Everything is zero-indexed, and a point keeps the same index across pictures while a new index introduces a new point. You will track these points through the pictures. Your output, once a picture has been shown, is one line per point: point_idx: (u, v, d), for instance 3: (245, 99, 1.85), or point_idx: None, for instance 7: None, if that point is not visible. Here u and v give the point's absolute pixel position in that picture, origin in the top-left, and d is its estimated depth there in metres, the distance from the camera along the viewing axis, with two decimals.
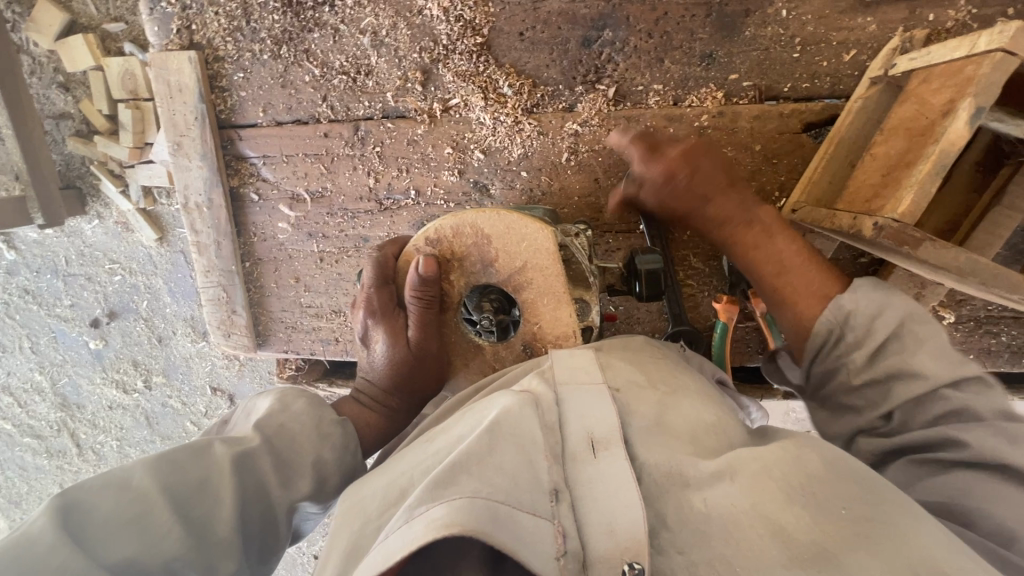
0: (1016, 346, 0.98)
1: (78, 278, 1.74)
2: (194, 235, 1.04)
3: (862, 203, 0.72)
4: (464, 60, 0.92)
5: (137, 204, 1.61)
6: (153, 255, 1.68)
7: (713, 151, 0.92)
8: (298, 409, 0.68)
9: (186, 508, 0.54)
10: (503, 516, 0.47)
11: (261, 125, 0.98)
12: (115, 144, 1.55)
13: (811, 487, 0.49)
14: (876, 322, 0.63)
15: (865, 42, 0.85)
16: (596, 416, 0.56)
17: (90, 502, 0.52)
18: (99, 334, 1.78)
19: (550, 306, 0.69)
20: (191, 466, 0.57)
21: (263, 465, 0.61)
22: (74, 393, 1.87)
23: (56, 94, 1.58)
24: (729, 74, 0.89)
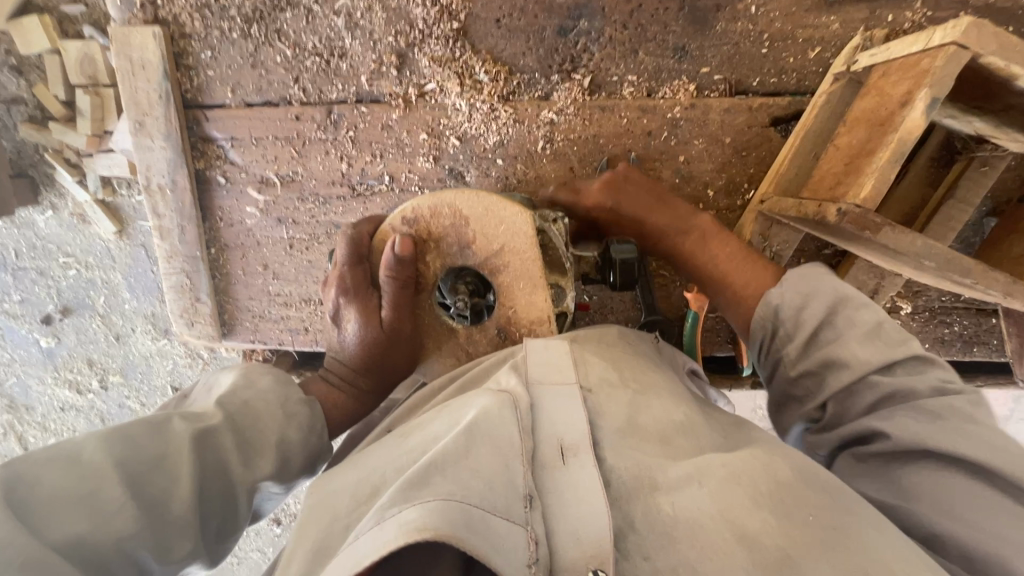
0: (966, 335, 1.03)
1: (28, 272, 1.66)
2: (156, 220, 1.00)
3: (827, 190, 0.75)
4: (441, 45, 0.91)
5: (95, 195, 1.53)
6: (110, 249, 1.60)
7: (684, 143, 0.93)
8: (264, 385, 0.67)
9: (141, 486, 0.51)
10: (478, 523, 0.45)
11: (230, 106, 0.96)
12: (71, 131, 1.47)
13: (777, 492, 0.50)
14: (805, 312, 0.65)
15: (829, 40, 0.89)
16: (568, 419, 0.56)
17: (32, 477, 0.48)
18: (50, 331, 1.69)
19: (525, 291, 0.68)
20: (145, 441, 0.54)
21: (225, 442, 0.59)
22: (23, 394, 1.77)
23: (7, 78, 1.50)
24: (700, 67, 0.91)
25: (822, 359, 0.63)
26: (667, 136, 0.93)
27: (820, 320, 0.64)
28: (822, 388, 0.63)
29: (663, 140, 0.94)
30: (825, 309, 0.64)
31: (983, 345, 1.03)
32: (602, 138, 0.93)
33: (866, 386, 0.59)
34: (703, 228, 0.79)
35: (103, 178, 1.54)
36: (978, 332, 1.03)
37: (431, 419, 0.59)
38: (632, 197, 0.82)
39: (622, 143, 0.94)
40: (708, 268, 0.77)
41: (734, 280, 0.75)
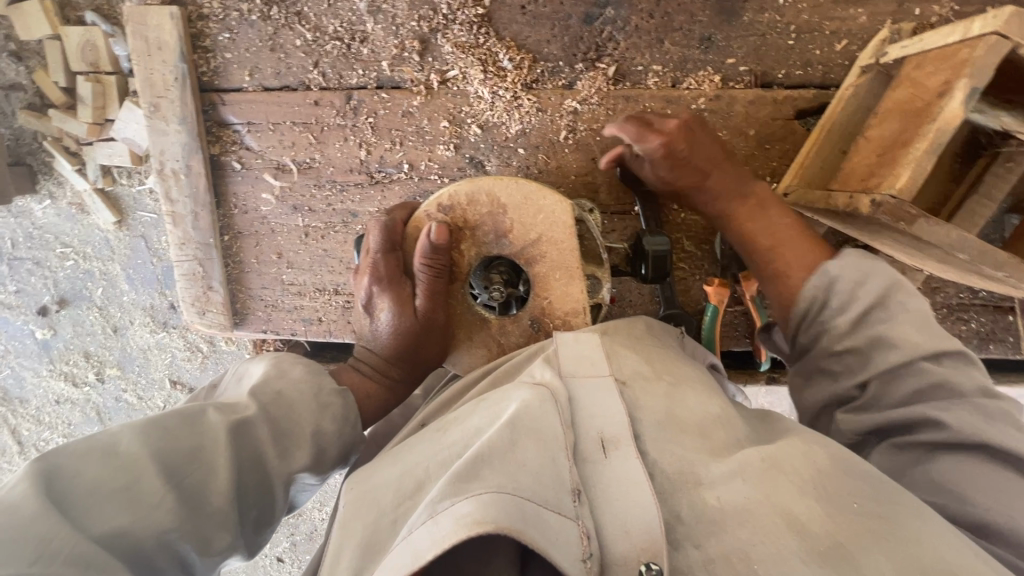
0: (984, 333, 1.03)
1: (26, 262, 1.63)
2: (168, 205, 0.98)
3: (858, 181, 0.75)
4: (464, 31, 0.90)
5: (95, 184, 1.51)
6: (110, 239, 1.58)
7: (709, 134, 0.93)
8: (296, 375, 0.64)
9: (179, 478, 0.50)
10: (531, 516, 0.45)
11: (247, 90, 0.94)
12: (73, 120, 1.45)
13: (822, 482, 0.49)
14: (860, 289, 0.64)
15: (856, 32, 0.88)
16: (606, 412, 0.55)
17: (71, 467, 0.48)
18: (48, 322, 1.66)
19: (562, 282, 0.67)
20: (183, 432, 0.53)
21: (261, 434, 0.57)
22: (17, 386, 1.74)
23: (7, 64, 1.48)
24: (726, 58, 0.91)
25: (872, 338, 0.62)
26: None
27: (874, 299, 0.63)
28: (866, 364, 0.62)
29: None
30: (879, 290, 0.63)
31: (1000, 343, 1.03)
32: None
33: (911, 372, 0.59)
34: (761, 195, 0.77)
35: (105, 167, 1.51)
36: (995, 329, 1.03)
37: (469, 412, 0.58)
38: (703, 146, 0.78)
39: None
40: (758, 240, 0.75)
41: (780, 257, 0.73)
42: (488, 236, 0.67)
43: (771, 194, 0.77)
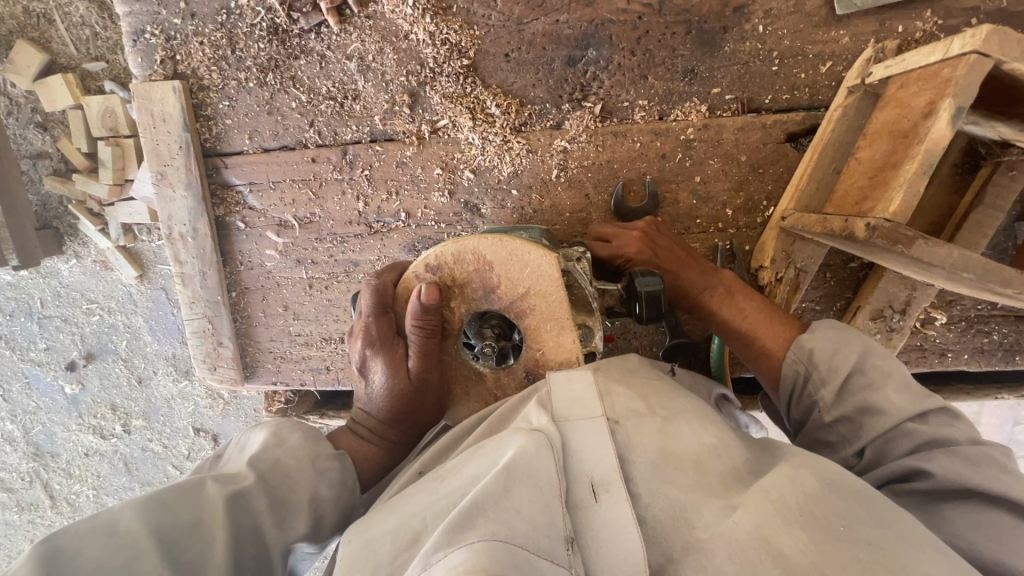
0: (1007, 344, 1.00)
1: (54, 320, 1.68)
2: (178, 266, 1.01)
3: (853, 205, 0.73)
4: (452, 82, 0.92)
5: (117, 242, 1.57)
6: (133, 293, 1.64)
7: (700, 163, 0.94)
8: (294, 443, 0.66)
9: (176, 549, 0.51)
10: (522, 564, 0.44)
11: (247, 152, 0.97)
12: (95, 182, 1.51)
13: (808, 508, 0.49)
14: (836, 360, 0.68)
15: (839, 54, 0.88)
16: (598, 453, 0.55)
17: (72, 548, 0.49)
18: (75, 376, 1.71)
19: (552, 333, 0.67)
20: (182, 505, 0.55)
21: (258, 503, 0.58)
22: (48, 442, 1.78)
23: (33, 135, 1.57)
24: (711, 88, 0.91)
25: (858, 404, 0.65)
26: (681, 157, 0.94)
27: (850, 368, 0.67)
28: (859, 431, 0.65)
29: (678, 162, 0.94)
30: (855, 359, 0.67)
31: None
32: (617, 163, 0.94)
33: (901, 433, 0.61)
34: (728, 283, 0.83)
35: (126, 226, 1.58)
36: (1019, 340, 1.00)
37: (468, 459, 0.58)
38: (665, 248, 0.86)
39: (636, 168, 0.94)
40: (735, 324, 0.80)
41: (754, 334, 0.78)
42: (478, 290, 0.67)
43: (736, 280, 0.83)
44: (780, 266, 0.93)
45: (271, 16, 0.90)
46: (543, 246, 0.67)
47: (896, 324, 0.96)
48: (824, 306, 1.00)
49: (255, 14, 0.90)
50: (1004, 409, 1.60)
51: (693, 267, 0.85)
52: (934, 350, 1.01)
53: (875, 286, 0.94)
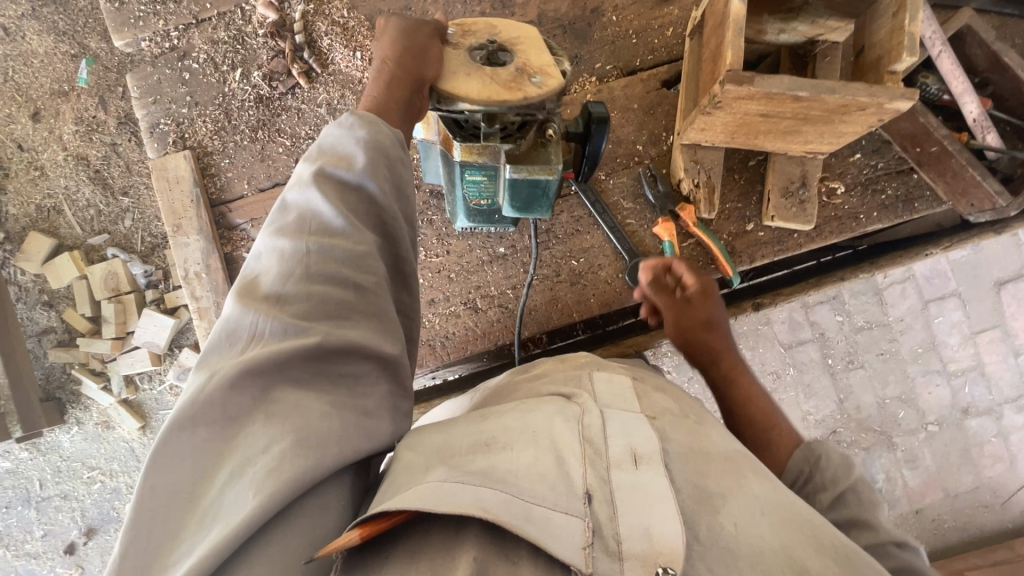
0: (902, 195, 1.18)
1: (53, 500, 2.18)
2: (195, 302, 1.15)
3: (709, 86, 0.97)
4: None
5: (119, 395, 2.11)
6: (134, 449, 2.17)
7: (605, 117, 1.20)
8: (326, 192, 0.68)
9: (323, 241, 0.65)
10: (535, 516, 0.53)
11: (247, 195, 1.18)
12: (98, 341, 2.09)
13: (826, 539, 0.59)
14: (839, 477, 0.80)
15: (676, 21, 1.21)
16: (640, 435, 0.65)
17: (254, 281, 0.64)
18: (74, 560, 2.19)
19: (535, 51, 0.80)
20: (309, 218, 0.67)
21: (322, 284, 0.63)
22: None
23: (41, 313, 2.14)
24: (594, 65, 1.21)
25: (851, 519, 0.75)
26: None
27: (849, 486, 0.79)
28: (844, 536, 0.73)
29: None
30: (852, 480, 0.79)
31: (920, 199, 1.19)
32: None
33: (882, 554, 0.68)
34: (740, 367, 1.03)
35: (126, 378, 2.13)
36: (910, 190, 1.19)
37: (503, 413, 0.68)
38: (690, 311, 1.03)
39: None
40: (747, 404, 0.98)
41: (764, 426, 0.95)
42: (478, 28, 0.83)
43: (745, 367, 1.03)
44: (692, 171, 1.13)
45: (257, 90, 1.19)
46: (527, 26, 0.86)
47: (804, 196, 1.15)
48: (745, 203, 1.19)
49: (243, 92, 1.19)
50: (995, 343, 1.71)
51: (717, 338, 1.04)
52: (848, 216, 1.19)
53: (773, 170, 1.15)
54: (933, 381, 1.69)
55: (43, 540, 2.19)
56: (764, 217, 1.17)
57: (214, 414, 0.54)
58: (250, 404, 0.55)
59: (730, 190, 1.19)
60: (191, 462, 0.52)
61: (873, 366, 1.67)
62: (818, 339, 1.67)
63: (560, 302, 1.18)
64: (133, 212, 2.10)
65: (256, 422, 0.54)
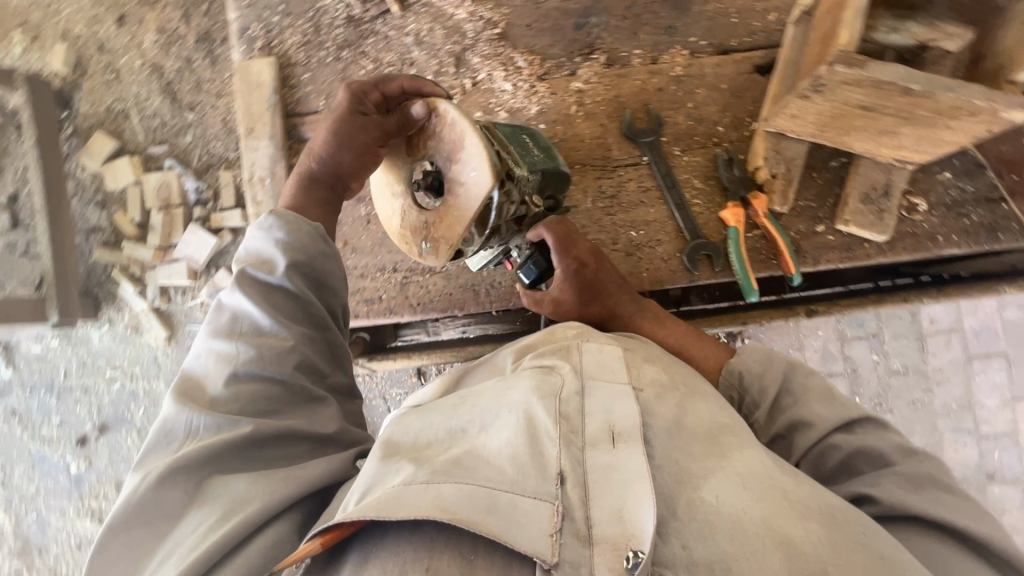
0: (987, 224, 1.13)
1: (75, 391, 2.26)
2: (255, 207, 1.17)
3: (813, 68, 0.93)
4: (487, 46, 1.18)
5: (153, 302, 2.17)
6: (158, 357, 2.21)
7: (689, 93, 1.17)
8: (252, 297, 0.82)
9: (251, 348, 0.79)
10: (501, 508, 0.59)
11: (321, 112, 1.19)
12: (142, 247, 2.14)
13: (813, 509, 0.62)
14: (764, 380, 0.89)
15: (782, 7, 1.16)
16: (619, 411, 0.69)
17: (193, 385, 0.79)
18: (85, 452, 2.27)
19: (446, 223, 0.82)
20: (240, 321, 0.81)
21: (253, 382, 0.78)
22: (42, 528, 2.31)
23: (93, 212, 2.18)
24: (689, 38, 1.18)
25: (790, 419, 0.84)
26: (674, 89, 1.17)
27: (778, 386, 0.88)
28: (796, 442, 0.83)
29: (672, 93, 1.17)
30: (781, 375, 0.89)
31: (1006, 230, 1.12)
32: (623, 98, 1.17)
33: (833, 447, 0.80)
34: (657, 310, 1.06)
35: (161, 287, 2.18)
36: (997, 220, 1.13)
37: (486, 395, 0.74)
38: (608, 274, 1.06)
39: (640, 99, 1.17)
40: (672, 343, 1.02)
41: (695, 355, 0.99)
42: (444, 141, 0.83)
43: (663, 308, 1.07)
44: (772, 162, 1.11)
45: (349, 9, 1.19)
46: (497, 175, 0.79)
47: (884, 205, 1.11)
48: (819, 203, 1.15)
49: (335, 9, 1.19)
50: None
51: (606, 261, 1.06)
52: (925, 235, 1.13)
53: (855, 174, 1.11)
54: (962, 441, 1.62)
55: (60, 427, 2.27)
56: (837, 221, 1.13)
57: (153, 505, 0.69)
58: (184, 497, 0.71)
59: (806, 188, 1.15)
60: (146, 543, 0.69)
61: (904, 413, 1.61)
62: (849, 375, 1.62)
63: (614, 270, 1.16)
64: (195, 129, 2.12)
65: (191, 510, 0.70)
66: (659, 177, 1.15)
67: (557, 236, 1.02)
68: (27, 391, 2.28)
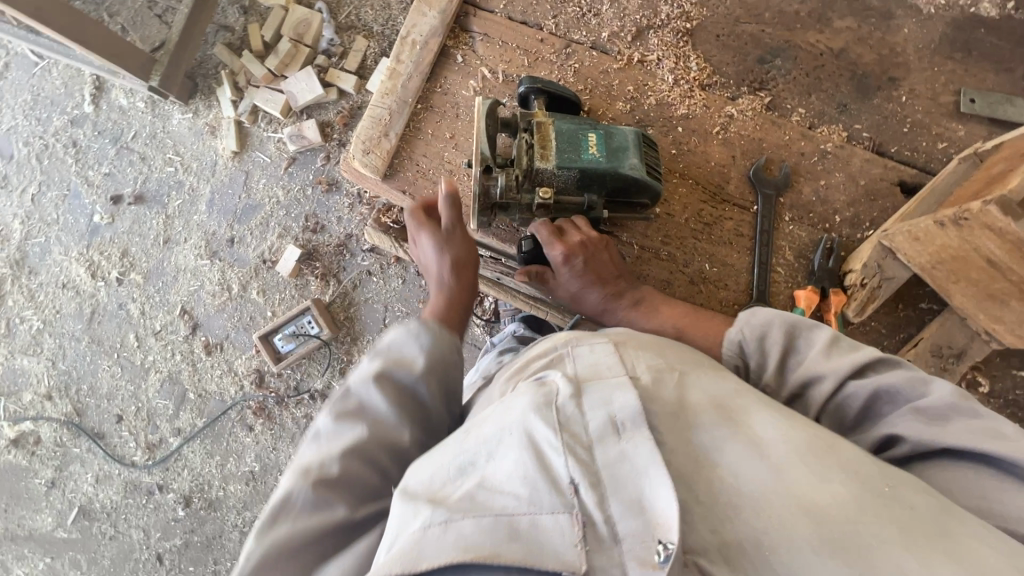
0: None
1: (132, 154, 2.31)
2: (394, 63, 1.21)
3: (965, 199, 0.95)
4: (670, 34, 1.20)
5: (240, 115, 2.22)
6: (217, 164, 2.24)
7: (828, 171, 1.15)
8: (412, 352, 0.84)
9: (361, 443, 0.76)
10: (522, 536, 0.58)
11: (494, 13, 1.23)
12: (257, 64, 2.22)
13: (840, 471, 0.62)
14: (766, 340, 0.85)
15: (955, 140, 1.14)
16: (617, 399, 0.66)
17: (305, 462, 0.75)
18: (112, 211, 2.31)
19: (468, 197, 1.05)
20: (387, 379, 0.81)
21: (376, 455, 0.77)
22: (38, 256, 2.35)
23: (234, 14, 2.28)
24: (854, 123, 1.16)
25: (800, 378, 0.80)
26: (816, 160, 1.15)
27: (781, 347, 0.83)
28: (808, 404, 0.80)
29: (812, 163, 1.16)
30: (784, 334, 0.84)
31: None
32: (766, 144, 1.16)
33: (847, 393, 0.77)
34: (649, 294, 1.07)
35: (254, 107, 2.22)
36: None
37: (487, 411, 0.72)
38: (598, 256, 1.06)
39: (780, 153, 1.16)
40: (671, 317, 1.03)
41: (695, 324, 1.00)
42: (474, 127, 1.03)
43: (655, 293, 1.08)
44: (869, 272, 1.06)
45: None
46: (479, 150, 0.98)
47: (952, 366, 1.08)
48: (889, 333, 1.12)
49: None
50: None
51: (596, 257, 1.06)
52: None
53: (940, 322, 1.09)
54: None
55: (103, 178, 2.32)
56: (898, 356, 1.11)
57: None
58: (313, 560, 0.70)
59: (887, 312, 1.13)
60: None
61: None
62: None
63: (670, 289, 1.15)
64: None
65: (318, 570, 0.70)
66: (760, 201, 1.14)
67: (545, 233, 1.06)
68: (94, 133, 2.35)
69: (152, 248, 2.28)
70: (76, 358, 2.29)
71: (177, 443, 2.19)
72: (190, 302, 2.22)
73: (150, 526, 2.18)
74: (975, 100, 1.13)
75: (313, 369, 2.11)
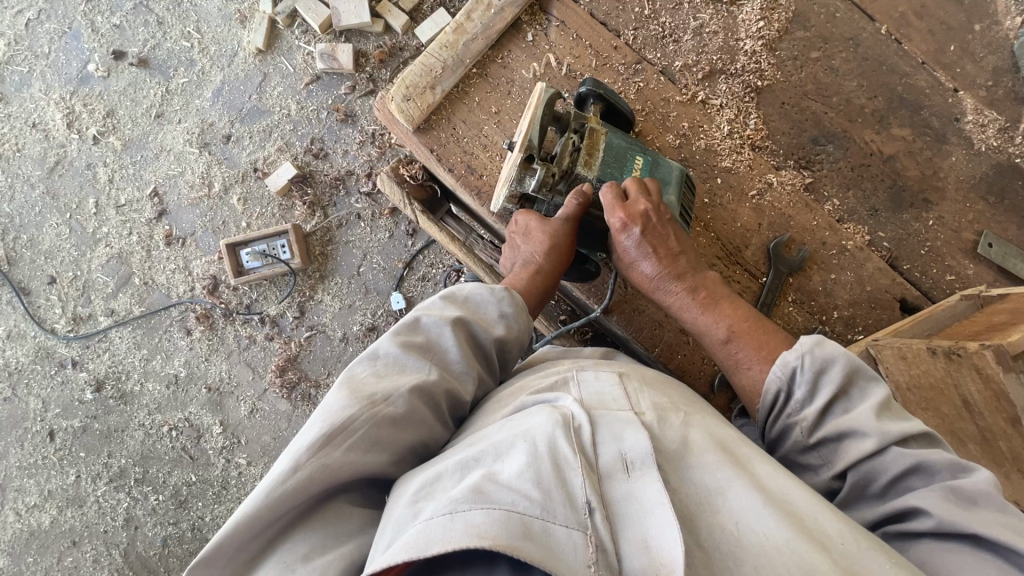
0: None
1: (150, 15, 2.14)
2: (463, 19, 1.15)
3: (965, 335, 0.99)
4: (740, 85, 1.18)
5: (275, 15, 2.07)
6: (237, 56, 2.11)
7: (841, 267, 1.16)
8: (465, 326, 0.87)
9: (424, 383, 0.79)
10: (534, 534, 0.60)
11: (578, 5, 1.19)
12: None
13: (836, 532, 0.62)
14: (822, 377, 0.78)
15: (962, 277, 1.16)
16: (629, 437, 0.70)
17: (355, 386, 0.77)
18: (109, 66, 2.14)
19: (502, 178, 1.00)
20: (432, 347, 0.84)
21: (416, 403, 0.77)
22: (15, 85, 2.16)
23: None
24: (878, 230, 1.18)
25: (837, 429, 0.76)
26: (834, 253, 1.16)
27: (834, 390, 0.77)
28: (838, 454, 0.76)
29: (829, 254, 1.16)
30: (840, 375, 0.77)
31: None
32: (793, 222, 1.17)
33: (880, 453, 0.72)
34: (710, 288, 0.97)
35: (292, 11, 2.08)
36: None
37: (498, 426, 0.74)
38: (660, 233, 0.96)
39: (803, 235, 1.17)
40: (718, 327, 0.94)
41: (743, 342, 0.91)
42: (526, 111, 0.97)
43: (715, 283, 0.98)
44: None
45: None
46: (526, 137, 0.92)
47: None
48: None
49: None
50: None
51: (659, 226, 0.95)
52: None
53: None
54: None
55: (111, 29, 2.15)
56: None
57: (290, 506, 0.67)
58: (315, 506, 0.70)
59: None
60: (260, 537, 0.67)
61: None
62: None
63: (659, 332, 1.14)
64: None
65: (310, 524, 0.68)
66: (772, 274, 1.14)
67: (611, 198, 0.93)
68: None
69: (141, 118, 2.12)
70: (24, 205, 2.13)
71: (106, 324, 2.06)
72: (164, 186, 2.09)
73: (52, 399, 2.05)
74: (992, 245, 1.15)
75: (270, 293, 2.02)
